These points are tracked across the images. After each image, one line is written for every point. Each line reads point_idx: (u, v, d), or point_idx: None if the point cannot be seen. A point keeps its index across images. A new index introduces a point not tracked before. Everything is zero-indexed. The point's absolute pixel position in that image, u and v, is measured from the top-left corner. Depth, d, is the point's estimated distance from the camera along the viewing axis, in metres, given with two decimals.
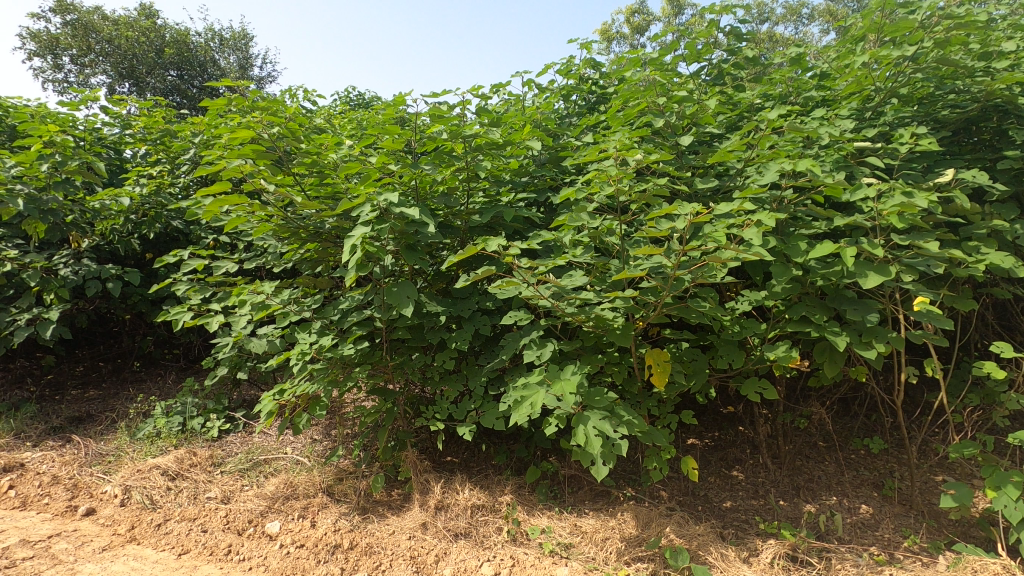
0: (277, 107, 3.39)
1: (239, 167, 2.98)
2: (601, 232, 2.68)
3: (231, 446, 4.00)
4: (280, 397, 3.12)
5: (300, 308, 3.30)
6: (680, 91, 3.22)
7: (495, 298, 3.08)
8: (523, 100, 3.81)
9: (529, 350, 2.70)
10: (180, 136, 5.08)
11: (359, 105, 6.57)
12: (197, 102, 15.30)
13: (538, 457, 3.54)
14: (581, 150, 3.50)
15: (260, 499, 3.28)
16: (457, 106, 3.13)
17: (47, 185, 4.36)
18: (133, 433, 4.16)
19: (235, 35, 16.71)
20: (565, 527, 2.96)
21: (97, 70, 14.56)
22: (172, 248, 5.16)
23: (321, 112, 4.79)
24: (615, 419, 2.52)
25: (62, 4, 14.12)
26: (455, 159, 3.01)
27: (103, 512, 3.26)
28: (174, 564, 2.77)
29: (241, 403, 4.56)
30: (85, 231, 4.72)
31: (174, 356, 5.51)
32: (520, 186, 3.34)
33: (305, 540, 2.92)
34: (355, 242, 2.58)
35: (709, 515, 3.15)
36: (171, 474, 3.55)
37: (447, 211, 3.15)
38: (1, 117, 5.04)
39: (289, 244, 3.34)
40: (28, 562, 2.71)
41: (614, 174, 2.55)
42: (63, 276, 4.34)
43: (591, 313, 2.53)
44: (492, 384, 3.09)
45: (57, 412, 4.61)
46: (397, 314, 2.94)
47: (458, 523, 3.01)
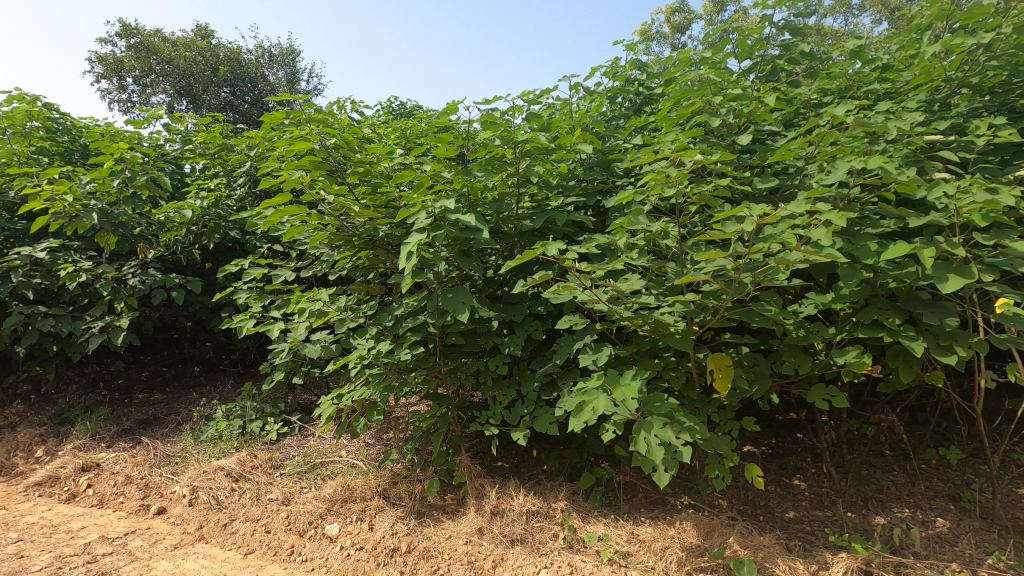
0: (331, 119, 3.48)
1: (298, 179, 3.07)
2: (657, 234, 2.63)
3: (289, 449, 4.10)
4: (338, 401, 3.18)
5: (354, 314, 3.37)
6: (734, 90, 3.15)
7: (546, 303, 3.07)
8: (569, 105, 3.81)
9: (584, 355, 2.68)
10: (237, 149, 5.29)
11: (404, 114, 6.72)
12: (250, 117, 15.94)
13: (591, 463, 3.53)
14: (630, 152, 3.46)
15: (319, 501, 3.36)
16: (507, 112, 3.14)
17: (118, 200, 4.62)
18: (197, 435, 4.33)
19: (283, 51, 17.37)
20: (622, 535, 2.92)
21: (157, 90, 15.35)
22: (230, 257, 5.36)
23: (369, 123, 4.90)
24: (676, 425, 2.46)
25: (127, 28, 14.98)
26: (507, 164, 3.01)
27: (173, 511, 3.41)
28: (241, 562, 2.87)
29: (297, 407, 4.69)
30: (151, 243, 4.97)
31: (231, 361, 5.73)
32: (569, 189, 3.33)
33: (365, 543, 2.97)
34: (412, 249, 2.61)
35: (773, 525, 3.04)
36: (235, 475, 3.67)
37: (498, 216, 3.16)
38: (75, 138, 5.37)
39: (343, 252, 3.42)
40: (108, 558, 2.86)
41: (672, 176, 2.51)
42: (132, 285, 4.57)
43: (649, 318, 2.49)
44: (545, 389, 3.08)
45: (127, 415, 4.85)
46: (451, 319, 2.96)
47: (514, 529, 3.01)
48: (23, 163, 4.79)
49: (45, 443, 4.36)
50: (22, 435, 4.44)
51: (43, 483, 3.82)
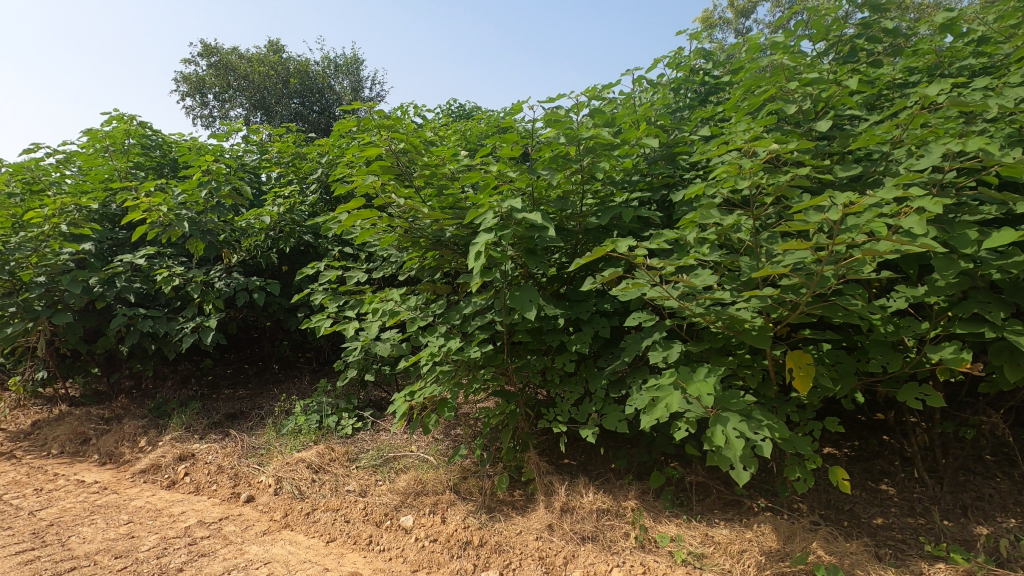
0: (398, 125, 3.60)
1: (370, 183, 3.20)
2: (730, 228, 2.55)
3: (363, 443, 4.25)
4: (410, 398, 3.27)
5: (424, 313, 3.47)
6: (810, 74, 3.00)
7: (614, 300, 3.05)
8: (631, 99, 3.74)
9: (654, 352, 2.65)
10: (309, 158, 5.56)
11: (463, 115, 6.83)
12: (319, 126, 16.66)
13: (661, 462, 3.47)
14: (697, 144, 3.37)
15: (393, 493, 3.47)
16: (571, 109, 3.14)
17: (205, 209, 4.97)
18: (278, 429, 4.59)
19: (347, 60, 18.03)
20: (696, 536, 2.86)
21: (235, 105, 16.36)
22: (304, 260, 5.63)
23: (431, 127, 5.01)
24: (754, 423, 2.39)
25: (207, 48, 16.05)
26: (571, 161, 2.99)
27: (260, 499, 3.64)
28: (324, 550, 3.04)
29: (369, 403, 4.87)
30: (234, 248, 5.23)
31: (307, 359, 6.02)
32: (633, 184, 3.28)
33: (439, 535, 3.06)
34: (481, 248, 2.66)
35: (859, 532, 2.88)
36: (315, 467, 3.85)
37: (562, 214, 3.16)
38: (165, 153, 5.81)
39: (412, 253, 3.52)
40: (206, 541, 3.10)
41: (746, 167, 2.42)
42: (218, 288, 4.89)
43: (723, 313, 2.42)
44: (613, 386, 3.05)
45: (216, 409, 5.21)
46: (518, 317, 3.00)
47: (584, 526, 3.00)
48: (123, 177, 5.30)
49: (147, 434, 4.76)
50: (128, 426, 4.87)
51: (148, 470, 4.20)
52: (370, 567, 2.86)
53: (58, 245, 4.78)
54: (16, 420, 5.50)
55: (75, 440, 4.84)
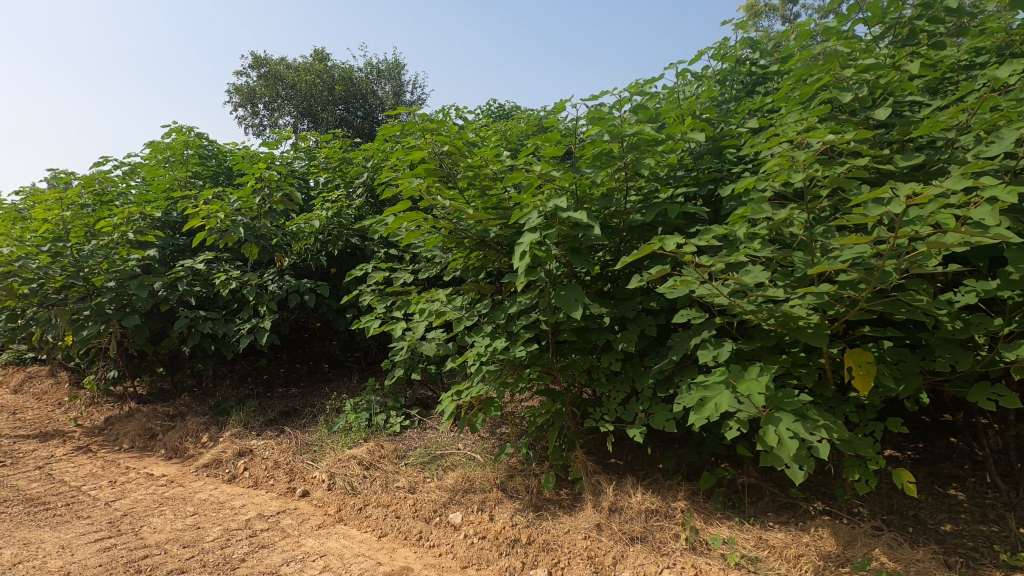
0: (441, 128, 3.65)
1: (415, 186, 3.26)
2: (782, 223, 2.48)
3: (411, 440, 4.33)
4: (457, 397, 3.31)
5: (469, 313, 3.51)
6: (866, 60, 2.87)
7: (660, 298, 3.01)
8: (675, 93, 3.68)
9: (704, 351, 2.60)
10: (355, 162, 5.71)
11: (504, 115, 6.87)
12: (363, 131, 17.05)
13: (711, 463, 3.40)
14: (746, 137, 3.27)
15: (442, 490, 3.53)
16: (614, 106, 3.12)
17: (259, 215, 5.18)
18: (330, 426, 4.73)
19: (389, 65, 18.37)
20: (749, 539, 2.79)
21: (284, 113, 16.92)
22: (352, 262, 5.78)
23: (472, 128, 5.06)
24: (810, 423, 2.32)
25: (257, 59, 16.67)
26: (615, 158, 2.96)
27: (315, 494, 3.78)
28: (376, 544, 3.13)
29: (416, 401, 4.95)
30: (286, 252, 5.41)
31: (355, 358, 6.18)
32: (679, 180, 3.22)
33: (487, 532, 3.10)
34: (526, 248, 2.68)
35: (926, 538, 2.75)
36: (365, 463, 3.94)
37: (606, 212, 3.13)
38: (221, 162, 6.08)
39: (456, 253, 3.56)
40: (266, 533, 3.24)
41: (798, 159, 2.35)
42: (272, 291, 5.09)
43: (776, 311, 2.35)
44: (661, 385, 3.00)
45: (271, 407, 5.41)
46: (563, 316, 2.99)
47: (633, 527, 2.98)
48: (182, 186, 5.58)
49: (209, 430, 5.00)
50: (191, 422, 5.13)
51: (210, 465, 4.42)
52: (421, 562, 2.92)
53: (126, 252, 5.08)
54: (90, 416, 5.87)
55: (144, 435, 5.14)
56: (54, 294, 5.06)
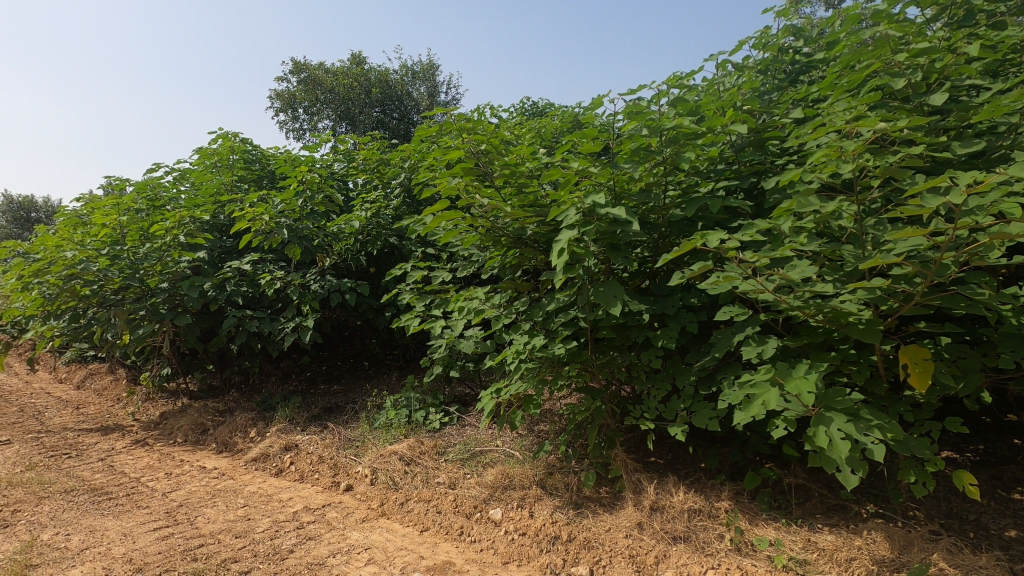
0: (477, 128, 3.68)
1: (453, 185, 3.29)
2: (830, 215, 2.40)
3: (450, 437, 4.37)
4: (497, 395, 3.34)
5: (507, 311, 3.52)
6: (919, 44, 2.75)
7: (701, 295, 2.96)
8: (715, 84, 3.60)
9: (748, 348, 2.55)
10: (392, 163, 5.81)
11: (538, 113, 6.87)
12: (399, 132, 17.30)
13: (756, 463, 3.32)
14: (790, 128, 3.18)
15: (482, 487, 3.56)
16: (653, 100, 3.07)
17: (301, 217, 5.32)
18: (371, 422, 4.83)
19: (424, 66, 18.58)
20: (797, 541, 2.71)
21: (322, 117, 17.26)
22: (390, 261, 5.88)
23: (507, 126, 5.08)
24: (862, 424, 2.24)
25: (297, 65, 17.05)
26: (653, 152, 2.91)
27: (358, 489, 3.86)
28: (419, 538, 3.18)
29: (454, 398, 5.01)
30: (327, 252, 5.49)
31: (394, 356, 6.29)
32: (720, 173, 3.16)
33: (527, 529, 3.11)
34: (564, 245, 2.69)
35: (989, 545, 2.61)
36: (406, 459, 4.01)
37: (645, 208, 3.08)
38: (264, 166, 6.27)
39: (494, 251, 3.57)
40: (312, 525, 3.34)
41: (848, 149, 2.27)
42: (314, 290, 5.22)
43: (825, 306, 2.28)
44: (703, 383, 2.95)
45: (314, 404, 5.56)
46: (602, 313, 2.97)
47: (675, 526, 2.93)
48: (229, 190, 5.79)
49: (256, 425, 5.18)
50: (239, 418, 5.32)
51: (258, 459, 4.57)
52: (462, 557, 2.96)
53: (177, 254, 5.30)
54: (146, 411, 6.16)
55: (196, 430, 5.37)
56: (112, 295, 5.32)
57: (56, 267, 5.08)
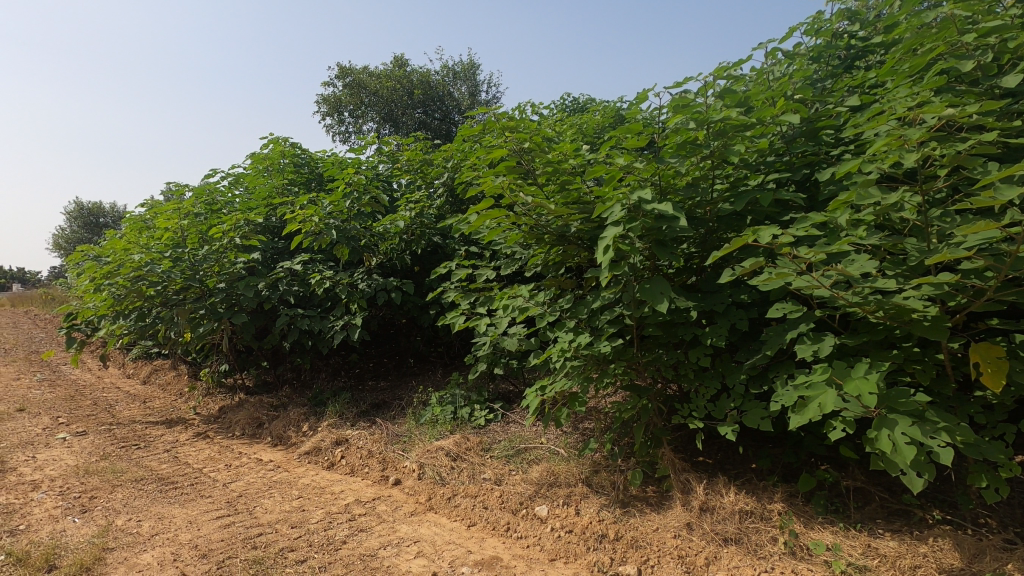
0: (520, 126, 3.68)
1: (497, 184, 3.30)
2: (892, 207, 2.30)
3: (495, 433, 4.41)
4: (542, 392, 3.35)
5: (552, 309, 3.53)
6: (989, 22, 2.59)
7: (752, 291, 2.88)
8: (765, 74, 3.49)
9: (802, 346, 2.46)
10: (435, 163, 5.90)
11: (578, 109, 6.84)
12: (441, 132, 17.52)
13: (811, 464, 3.22)
14: (845, 116, 3.06)
15: (528, 483, 3.57)
16: (700, 93, 3.01)
17: (349, 218, 5.45)
18: (417, 418, 4.92)
19: (464, 66, 18.75)
20: (856, 547, 2.62)
21: (367, 120, 17.62)
22: (434, 260, 5.97)
23: (549, 124, 5.07)
24: (928, 425, 2.15)
25: (342, 70, 17.45)
26: (700, 146, 2.84)
27: (406, 483, 3.95)
28: (466, 533, 3.23)
29: (498, 395, 5.04)
30: (374, 252, 5.63)
31: (439, 353, 6.39)
32: (771, 165, 3.06)
33: (574, 526, 3.11)
34: (610, 242, 2.66)
35: None
36: (453, 455, 4.07)
37: (691, 202, 3.02)
38: (313, 169, 6.46)
39: (537, 249, 3.57)
40: (363, 517, 3.44)
41: (911, 138, 2.16)
42: (362, 289, 5.35)
43: (886, 303, 2.19)
44: (754, 381, 2.88)
45: (363, 399, 5.71)
46: (649, 310, 2.94)
47: (726, 527, 2.87)
48: (280, 194, 6.00)
49: (308, 420, 5.36)
50: (292, 413, 5.52)
51: (311, 452, 4.73)
52: (510, 552, 2.98)
53: (233, 255, 5.54)
54: (206, 406, 6.47)
55: (253, 424, 5.60)
56: (175, 295, 5.60)
57: (124, 270, 5.39)
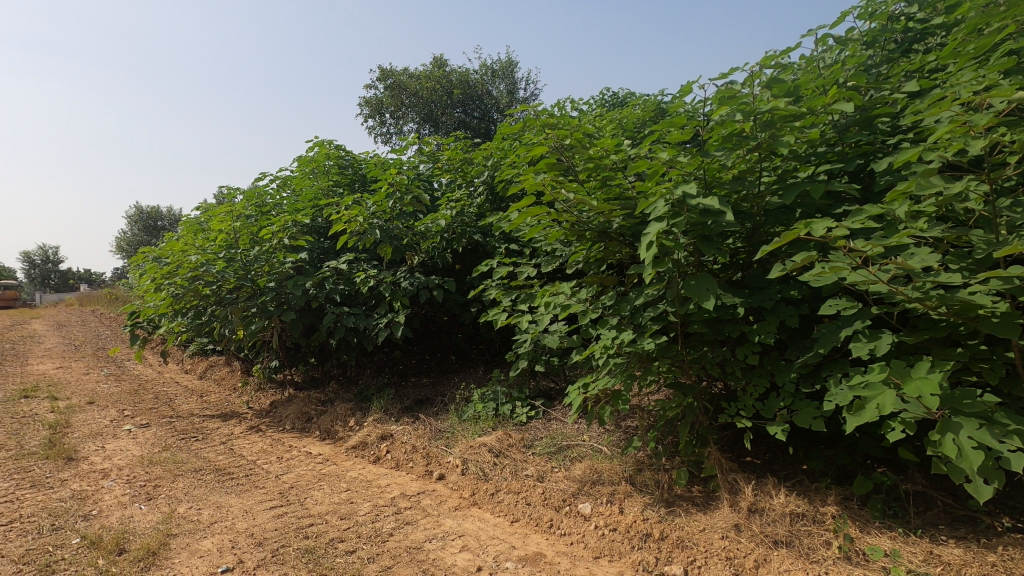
0: (560, 122, 3.66)
1: (538, 181, 3.29)
2: (956, 197, 2.18)
3: (536, 430, 4.42)
4: (584, 389, 3.34)
5: (594, 306, 3.51)
6: None
7: (802, 287, 2.79)
8: (815, 61, 3.37)
9: (857, 344, 2.37)
10: (475, 162, 5.94)
11: (618, 103, 6.77)
12: (480, 131, 17.64)
13: (866, 466, 3.10)
14: (903, 103, 2.92)
15: (571, 481, 3.57)
16: (747, 83, 2.91)
17: (392, 217, 5.56)
18: (460, 414, 4.98)
19: (503, 64, 18.81)
20: (917, 553, 2.51)
21: (407, 120, 17.88)
22: (475, 258, 6.02)
23: (589, 119, 5.02)
24: (997, 429, 2.03)
25: (383, 72, 17.74)
26: (747, 138, 2.76)
27: (450, 478, 4.01)
28: (509, 529, 3.26)
29: (539, 392, 5.05)
30: (416, 250, 5.72)
31: (480, 350, 6.45)
32: (822, 156, 2.95)
33: (618, 524, 3.09)
34: (653, 238, 2.62)
35: None
36: (495, 451, 4.11)
37: (737, 196, 2.93)
38: (356, 170, 6.60)
39: (578, 246, 3.55)
40: (409, 511, 3.52)
41: (978, 123, 2.05)
42: (405, 287, 5.44)
43: (950, 298, 2.08)
44: (805, 380, 2.79)
45: (407, 396, 5.82)
46: (694, 307, 2.88)
47: (776, 529, 2.80)
48: (326, 195, 6.17)
49: (355, 415, 5.50)
50: (339, 408, 5.68)
51: (358, 447, 4.86)
52: (553, 549, 2.99)
53: (282, 256, 5.73)
54: (258, 400, 6.73)
55: (302, 418, 5.80)
56: (228, 294, 5.84)
57: (182, 270, 5.67)
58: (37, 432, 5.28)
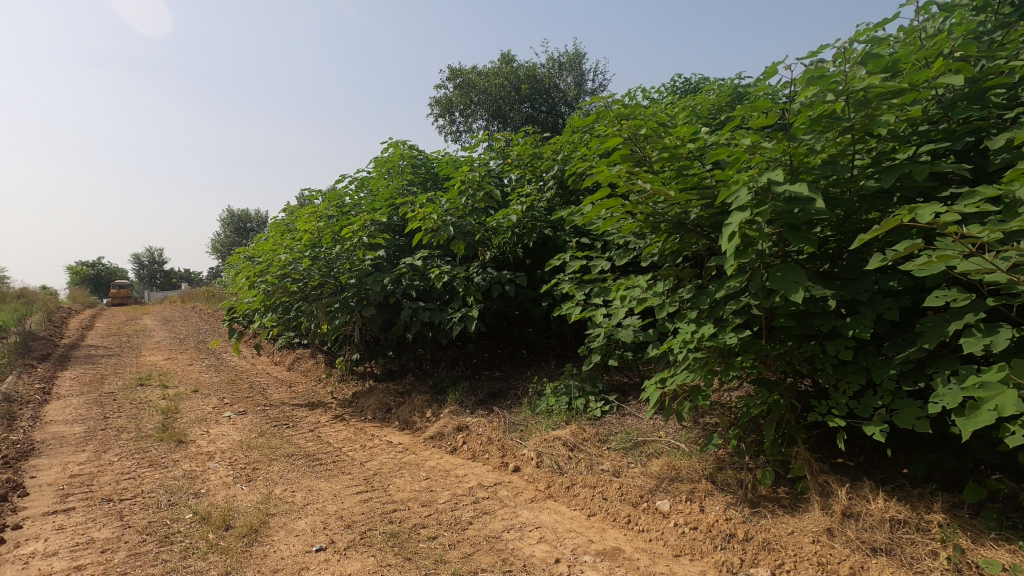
0: (634, 112, 3.58)
1: (612, 172, 3.22)
2: None
3: (610, 425, 4.38)
4: (662, 385, 3.26)
5: (671, 299, 3.42)
6: None
7: (902, 277, 2.59)
8: (914, 32, 3.10)
9: (969, 340, 2.18)
10: (545, 156, 5.94)
11: (692, 89, 6.55)
12: (547, 126, 17.62)
13: (978, 472, 2.84)
14: (1021, 72, 2.64)
15: (648, 477, 3.51)
16: (839, 61, 2.72)
17: (464, 214, 5.65)
18: (533, 408, 5.02)
19: (569, 57, 18.65)
20: None
21: (476, 118, 18.16)
22: (545, 252, 6.04)
23: (661, 108, 4.90)
24: None
25: (453, 71, 18.07)
26: (840, 119, 2.58)
27: (525, 470, 4.05)
28: (586, 523, 3.26)
29: (613, 387, 4.99)
30: (488, 246, 5.79)
31: (551, 344, 6.47)
32: (925, 135, 2.72)
33: (699, 523, 3.02)
34: (736, 228, 2.52)
35: None
36: (570, 444, 4.11)
37: (826, 180, 2.75)
38: (429, 168, 6.77)
39: (653, 238, 3.45)
40: (487, 501, 3.60)
41: None
42: (477, 282, 5.52)
43: None
44: (907, 377, 2.60)
45: (480, 388, 5.94)
46: (780, 300, 2.74)
47: (874, 536, 2.63)
48: (401, 194, 6.38)
49: (431, 407, 5.68)
50: (416, 400, 5.88)
51: (435, 437, 5.02)
52: (632, 545, 2.97)
53: (362, 254, 5.98)
54: (341, 391, 7.09)
55: (382, 409, 6.05)
56: (313, 291, 6.17)
57: (273, 269, 6.06)
58: (152, 417, 5.85)
